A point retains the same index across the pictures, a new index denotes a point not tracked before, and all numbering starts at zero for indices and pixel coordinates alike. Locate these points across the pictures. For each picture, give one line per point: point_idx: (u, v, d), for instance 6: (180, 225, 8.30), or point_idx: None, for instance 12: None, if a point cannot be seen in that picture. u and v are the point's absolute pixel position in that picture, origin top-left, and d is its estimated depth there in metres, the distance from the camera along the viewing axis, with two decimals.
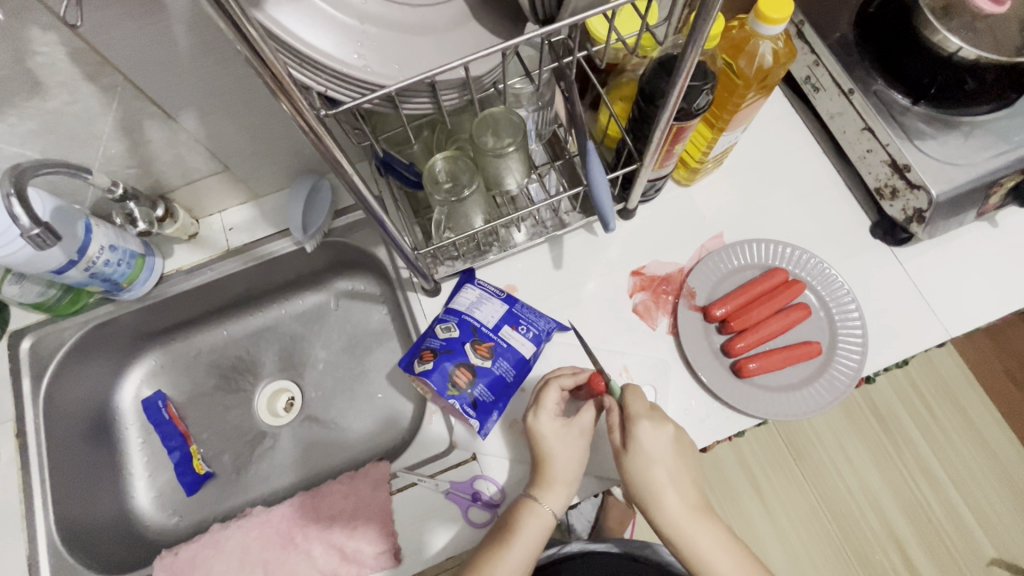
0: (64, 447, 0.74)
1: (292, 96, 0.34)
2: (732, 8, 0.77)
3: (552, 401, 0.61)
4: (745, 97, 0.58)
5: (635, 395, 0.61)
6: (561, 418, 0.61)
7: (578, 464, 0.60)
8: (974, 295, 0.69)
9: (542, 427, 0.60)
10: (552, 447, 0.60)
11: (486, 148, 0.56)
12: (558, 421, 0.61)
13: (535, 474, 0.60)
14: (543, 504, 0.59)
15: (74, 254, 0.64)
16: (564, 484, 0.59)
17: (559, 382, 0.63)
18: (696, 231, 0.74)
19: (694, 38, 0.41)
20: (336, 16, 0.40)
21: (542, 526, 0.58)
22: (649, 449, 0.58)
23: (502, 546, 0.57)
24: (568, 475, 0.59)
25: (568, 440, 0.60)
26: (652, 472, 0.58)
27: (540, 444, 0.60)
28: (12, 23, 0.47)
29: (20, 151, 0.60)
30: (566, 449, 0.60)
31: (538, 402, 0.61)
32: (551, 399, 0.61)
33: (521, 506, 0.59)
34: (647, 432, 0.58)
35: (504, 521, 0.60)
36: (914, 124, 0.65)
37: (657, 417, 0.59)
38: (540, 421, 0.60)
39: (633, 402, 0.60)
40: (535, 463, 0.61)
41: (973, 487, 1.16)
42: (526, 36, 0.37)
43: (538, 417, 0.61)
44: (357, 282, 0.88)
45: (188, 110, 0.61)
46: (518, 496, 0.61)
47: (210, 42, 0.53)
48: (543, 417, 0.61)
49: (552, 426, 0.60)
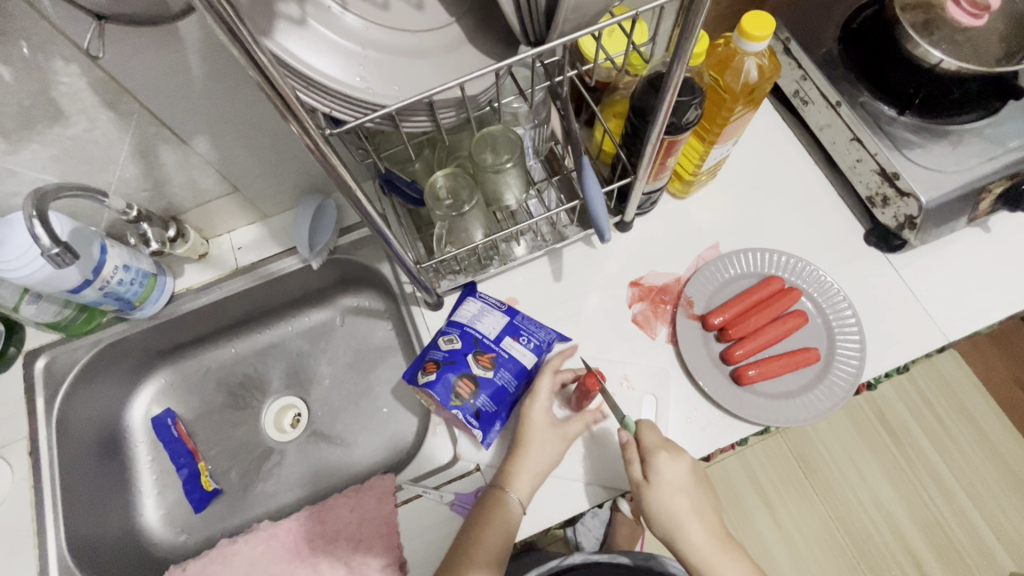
0: (77, 464, 0.75)
1: (299, 116, 0.36)
2: (718, 26, 0.80)
3: (546, 391, 0.64)
4: (733, 110, 0.60)
5: (650, 428, 0.62)
6: (551, 415, 0.63)
7: (551, 460, 0.61)
8: (971, 299, 0.70)
9: (535, 417, 0.63)
10: (534, 439, 0.62)
11: (486, 165, 0.58)
12: (549, 417, 0.63)
13: (506, 464, 0.61)
14: (511, 494, 0.59)
15: (89, 274, 0.66)
16: (532, 474, 0.60)
17: (553, 369, 0.65)
18: (691, 242, 0.76)
19: (678, 55, 0.43)
20: (340, 43, 0.42)
21: (511, 517, 0.59)
22: (671, 481, 0.59)
23: (473, 541, 0.57)
24: (539, 465, 0.61)
25: (551, 441, 0.62)
26: (676, 500, 0.60)
27: (526, 433, 0.62)
28: (38, 56, 0.50)
29: (40, 176, 0.63)
30: (545, 442, 0.62)
31: (535, 391, 0.64)
32: (546, 388, 0.64)
33: (490, 498, 0.60)
34: (665, 463, 0.59)
35: (474, 522, 0.59)
36: (901, 133, 0.67)
37: (673, 446, 0.61)
38: (536, 411, 0.63)
39: (647, 434, 0.61)
40: (510, 453, 0.62)
41: (986, 495, 1.14)
42: (518, 57, 0.39)
43: (534, 407, 0.63)
44: (362, 299, 0.90)
45: (200, 134, 0.63)
46: (486, 489, 0.61)
47: (222, 71, 0.55)
48: (539, 407, 0.63)
49: (544, 418, 0.63)
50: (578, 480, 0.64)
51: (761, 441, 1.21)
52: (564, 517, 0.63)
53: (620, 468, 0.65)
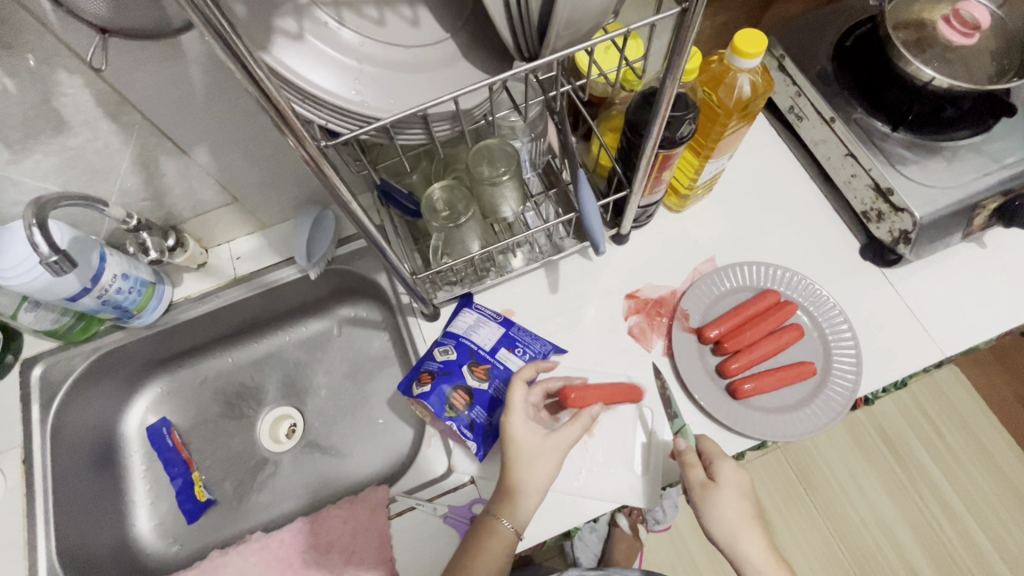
0: (71, 473, 0.75)
1: (295, 129, 0.37)
2: (713, 44, 0.81)
3: (520, 402, 0.59)
4: (727, 125, 0.60)
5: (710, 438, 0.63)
6: (535, 427, 0.59)
7: (546, 479, 0.57)
8: (968, 315, 0.69)
9: (516, 431, 0.58)
10: (522, 457, 0.57)
11: (482, 178, 0.59)
12: (535, 428, 0.58)
13: (500, 488, 0.57)
14: (504, 521, 0.56)
15: (88, 282, 0.66)
16: (528, 498, 0.57)
17: (523, 377, 0.61)
18: (688, 255, 0.76)
19: (671, 71, 0.44)
20: (337, 57, 0.43)
21: (504, 545, 0.56)
22: (737, 485, 0.59)
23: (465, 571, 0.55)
24: (534, 488, 0.57)
25: (540, 455, 0.57)
26: (738, 508, 0.59)
27: (511, 449, 0.57)
28: (43, 69, 0.51)
29: (42, 185, 0.64)
30: (536, 461, 0.57)
31: (510, 404, 0.59)
32: (520, 398, 0.59)
33: (483, 524, 0.57)
34: (731, 468, 0.60)
35: (468, 547, 0.57)
36: (895, 149, 0.67)
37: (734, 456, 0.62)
38: (514, 423, 0.58)
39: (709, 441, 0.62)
40: (501, 475, 0.58)
41: (989, 514, 1.13)
42: (512, 72, 0.40)
43: (512, 419, 0.58)
44: (360, 309, 0.90)
45: (201, 145, 0.64)
46: (481, 514, 0.58)
47: (223, 83, 0.56)
48: (518, 419, 0.58)
49: (527, 430, 0.58)
50: (572, 494, 0.64)
51: (761, 458, 1.20)
52: (558, 531, 0.63)
53: (616, 483, 0.64)
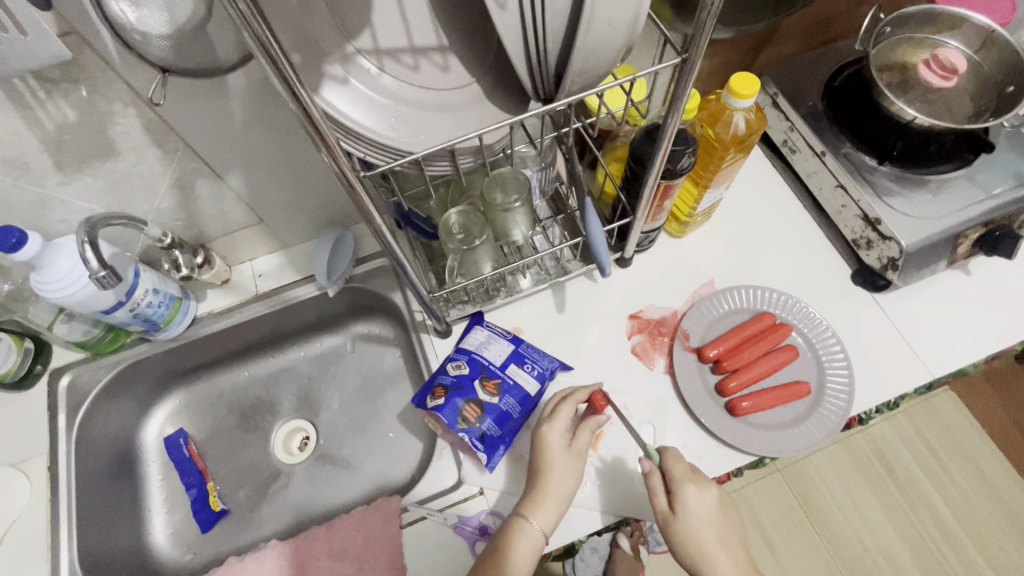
0: (93, 480, 0.78)
1: (333, 149, 0.41)
2: (711, 83, 0.87)
3: (566, 415, 0.66)
4: (724, 159, 0.66)
5: (675, 458, 0.64)
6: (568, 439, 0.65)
7: (571, 485, 0.63)
8: (955, 338, 0.73)
9: (550, 438, 0.64)
10: (552, 462, 0.63)
11: (496, 204, 0.64)
12: (564, 438, 0.65)
13: (531, 491, 0.62)
14: (532, 522, 0.60)
15: (123, 296, 0.71)
16: (554, 502, 0.62)
17: (575, 398, 0.67)
18: (688, 279, 0.80)
19: (674, 106, 0.48)
20: (375, 98, 0.49)
21: (532, 546, 0.59)
22: (697, 513, 0.61)
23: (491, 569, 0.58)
24: (561, 493, 0.62)
25: (569, 462, 0.64)
26: (703, 532, 0.61)
27: (544, 455, 0.64)
28: (101, 101, 0.56)
29: (87, 205, 0.68)
30: (565, 466, 0.63)
31: (554, 415, 0.66)
32: (566, 413, 0.66)
33: (511, 525, 0.61)
34: (692, 495, 0.61)
35: (496, 548, 0.60)
36: (882, 182, 0.72)
37: (699, 479, 0.63)
38: (551, 432, 0.65)
39: (673, 465, 0.63)
40: (532, 479, 0.63)
41: (988, 537, 1.15)
42: (530, 113, 0.45)
43: (550, 429, 0.65)
44: (372, 326, 0.94)
45: (234, 170, 0.69)
46: (507, 517, 0.62)
47: (261, 116, 0.61)
48: (554, 429, 0.65)
49: (559, 440, 0.65)
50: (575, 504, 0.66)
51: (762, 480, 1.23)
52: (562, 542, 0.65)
53: (617, 494, 0.67)
